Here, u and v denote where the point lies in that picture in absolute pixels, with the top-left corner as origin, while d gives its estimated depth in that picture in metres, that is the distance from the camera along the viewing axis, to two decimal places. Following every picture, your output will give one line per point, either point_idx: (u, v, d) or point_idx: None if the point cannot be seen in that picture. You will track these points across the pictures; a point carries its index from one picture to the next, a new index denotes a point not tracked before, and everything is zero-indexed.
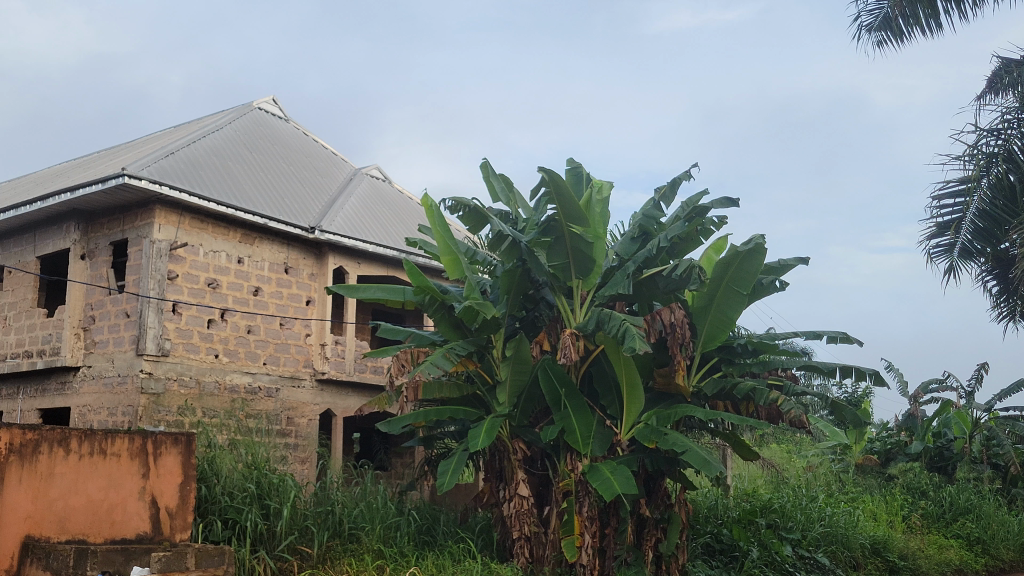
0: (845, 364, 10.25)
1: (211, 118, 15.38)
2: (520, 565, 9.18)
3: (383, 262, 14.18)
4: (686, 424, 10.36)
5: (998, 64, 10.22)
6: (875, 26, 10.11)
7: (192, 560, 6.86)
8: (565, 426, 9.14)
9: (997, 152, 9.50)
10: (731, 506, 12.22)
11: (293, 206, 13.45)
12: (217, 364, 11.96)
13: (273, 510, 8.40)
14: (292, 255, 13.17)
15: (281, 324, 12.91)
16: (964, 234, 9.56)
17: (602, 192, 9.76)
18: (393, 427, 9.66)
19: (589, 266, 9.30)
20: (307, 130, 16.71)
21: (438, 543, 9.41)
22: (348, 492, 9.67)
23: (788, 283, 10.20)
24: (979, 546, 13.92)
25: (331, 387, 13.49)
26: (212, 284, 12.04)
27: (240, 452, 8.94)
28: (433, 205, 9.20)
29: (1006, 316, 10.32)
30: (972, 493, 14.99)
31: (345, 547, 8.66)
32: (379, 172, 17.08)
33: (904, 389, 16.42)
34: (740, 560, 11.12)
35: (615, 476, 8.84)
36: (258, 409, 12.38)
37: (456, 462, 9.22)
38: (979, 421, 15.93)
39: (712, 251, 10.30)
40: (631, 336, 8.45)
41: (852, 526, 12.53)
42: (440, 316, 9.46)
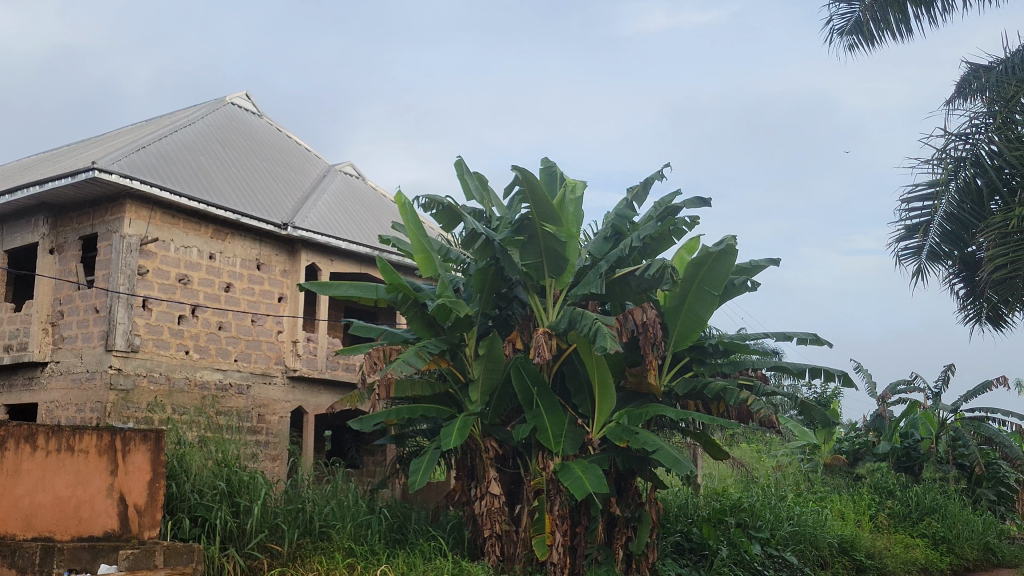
0: (815, 364, 10.33)
1: (183, 112, 15.26)
2: (490, 563, 9.19)
3: (356, 259, 14.15)
4: (657, 423, 10.44)
5: (966, 69, 10.01)
6: (846, 30, 9.93)
7: (161, 558, 6.84)
8: (537, 424, 9.17)
9: (965, 155, 9.01)
10: (701, 505, 12.30)
11: (265, 202, 13.38)
12: (187, 361, 11.87)
13: (243, 508, 8.36)
14: (264, 251, 13.09)
15: (252, 321, 12.82)
16: (931, 237, 9.24)
17: (575, 192, 9.79)
18: (364, 424, 9.62)
19: (562, 265, 9.30)
20: (280, 126, 16.61)
21: (409, 541, 9.40)
22: (319, 489, 9.62)
23: (759, 283, 10.27)
24: (944, 545, 14.10)
25: (302, 384, 13.45)
26: (183, 280, 11.96)
27: (210, 450, 8.87)
28: (407, 203, 9.18)
29: (972, 320, 9.93)
30: (938, 493, 15.17)
31: (316, 545, 8.60)
32: (353, 169, 17.01)
33: (872, 390, 16.60)
34: (710, 558, 11.19)
35: (586, 475, 8.86)
36: (228, 406, 12.29)
37: (428, 460, 9.19)
38: (946, 421, 16.09)
39: (684, 251, 10.36)
40: (603, 335, 8.48)
41: (820, 525, 12.64)
42: (412, 314, 9.44)
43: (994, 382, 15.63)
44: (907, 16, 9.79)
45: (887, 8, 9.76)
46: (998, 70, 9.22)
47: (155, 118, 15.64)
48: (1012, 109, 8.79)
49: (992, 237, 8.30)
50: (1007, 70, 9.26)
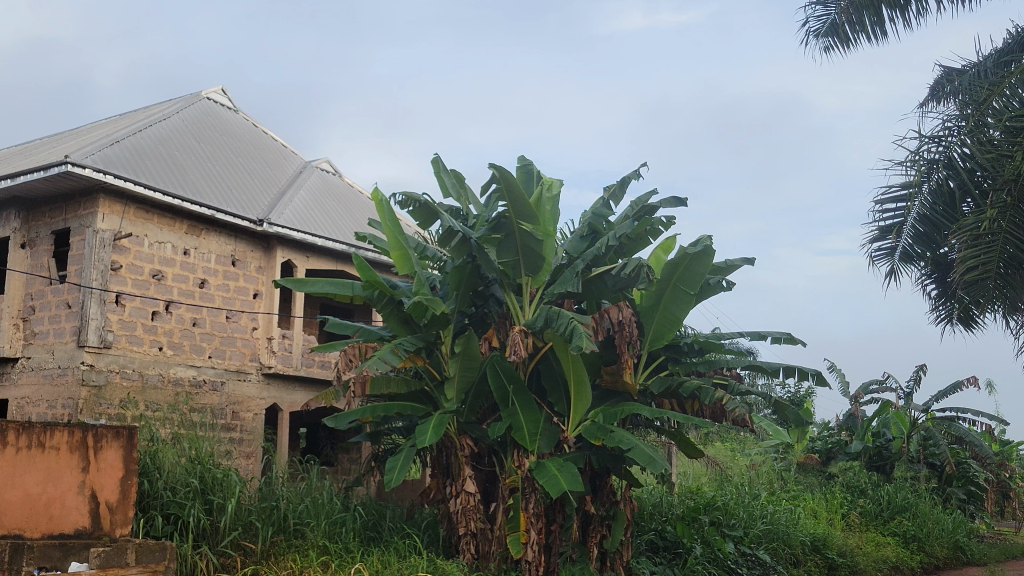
0: (788, 363, 10.39)
1: (158, 106, 15.14)
2: (465, 561, 9.19)
3: (332, 256, 14.11)
4: (632, 422, 10.48)
5: (941, 72, 9.92)
6: (821, 32, 9.39)
7: (133, 556, 6.77)
8: (513, 422, 9.16)
9: (937, 158, 8.57)
10: (675, 503, 12.34)
11: (241, 198, 13.30)
12: (161, 357, 11.79)
13: (216, 505, 8.31)
14: (239, 247, 13.01)
15: (227, 317, 12.74)
16: (905, 238, 8.80)
17: (552, 191, 9.80)
18: (339, 421, 9.57)
19: (538, 264, 9.30)
20: (255, 121, 16.51)
21: (384, 539, 9.39)
22: (294, 487, 9.57)
23: (734, 283, 10.32)
24: (915, 544, 14.25)
25: (277, 381, 13.39)
26: (158, 276, 11.87)
27: (183, 447, 8.82)
28: (383, 200, 9.14)
29: (943, 322, 9.51)
30: (909, 492, 15.33)
31: (289, 543, 8.56)
32: (329, 165, 16.95)
33: (845, 390, 16.75)
34: (684, 556, 11.24)
35: (562, 473, 8.86)
36: (203, 402, 12.22)
37: (403, 457, 9.15)
38: (917, 421, 16.31)
39: (661, 251, 10.39)
40: (579, 334, 8.49)
41: (793, 524, 12.73)
42: (389, 311, 9.42)
43: (965, 382, 15.83)
44: (884, 18, 9.20)
45: (862, 10, 9.18)
46: (970, 74, 9.03)
47: (129, 112, 15.51)
48: (984, 112, 8.38)
49: (963, 240, 8.12)
50: (980, 73, 9.11)
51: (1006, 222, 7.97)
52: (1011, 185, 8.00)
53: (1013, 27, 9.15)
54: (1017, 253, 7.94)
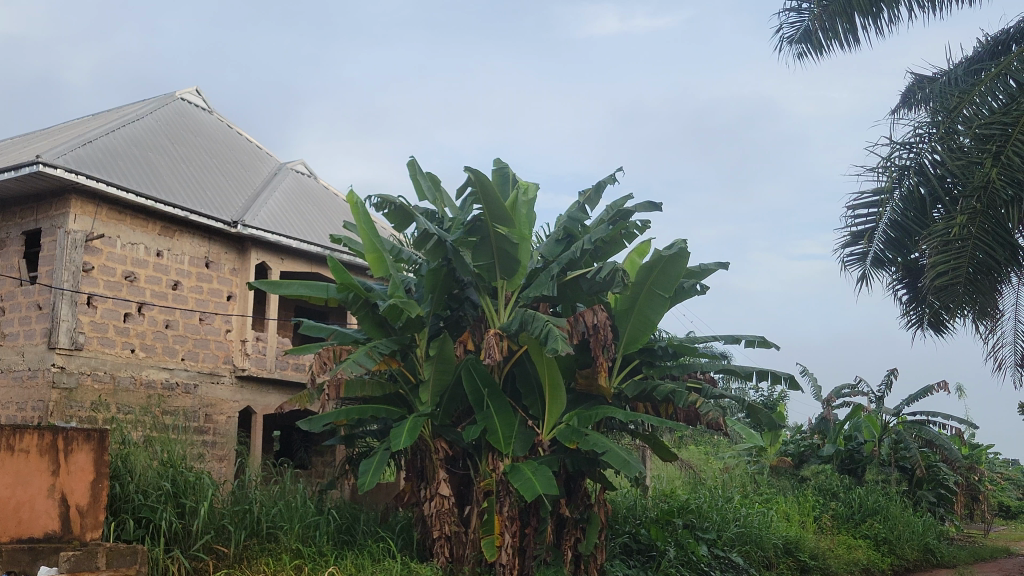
0: (762, 367, 10.46)
1: (131, 106, 15.02)
2: (439, 564, 9.17)
3: (307, 258, 14.07)
4: (606, 425, 10.51)
5: (912, 80, 10.03)
6: (795, 38, 9.34)
7: (103, 560, 6.72)
8: (487, 425, 9.16)
9: (909, 164, 8.62)
10: (649, 506, 12.38)
11: (215, 199, 13.23)
12: (133, 359, 11.69)
13: (188, 509, 8.25)
14: (213, 249, 12.93)
15: (200, 319, 12.66)
16: (877, 243, 8.87)
17: (527, 194, 9.84)
18: (313, 424, 9.53)
19: (514, 267, 9.30)
20: (230, 122, 16.42)
21: (358, 542, 9.35)
22: (267, 490, 9.51)
23: (708, 287, 10.36)
24: (885, 546, 14.39)
25: (250, 384, 13.31)
26: (130, 277, 11.77)
27: (155, 450, 8.74)
28: (359, 202, 9.12)
29: (914, 326, 9.57)
30: (880, 495, 15.47)
31: (262, 547, 8.50)
32: (305, 167, 16.90)
33: (817, 393, 16.90)
34: (657, 559, 11.27)
35: (536, 476, 8.87)
36: (175, 405, 12.12)
37: (378, 460, 9.12)
38: (888, 425, 16.54)
39: (636, 255, 10.44)
40: (554, 337, 8.51)
41: (766, 526, 12.82)
42: (364, 314, 9.40)
43: (936, 386, 16.04)
44: (857, 26, 9.17)
45: (836, 19, 9.14)
46: (942, 82, 9.13)
47: (101, 112, 15.38)
48: (955, 120, 8.36)
49: (933, 245, 8.13)
50: (950, 81, 9.21)
51: (975, 227, 7.97)
52: (980, 193, 7.94)
53: (982, 35, 9.29)
54: (986, 258, 8.01)
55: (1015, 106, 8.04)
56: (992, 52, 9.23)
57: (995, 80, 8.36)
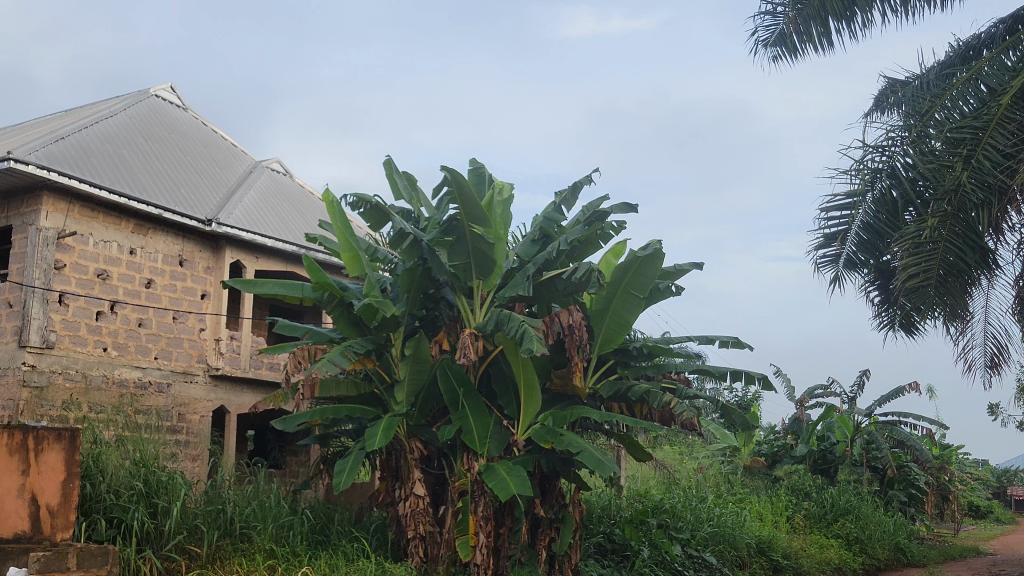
0: (736, 368, 10.51)
1: (105, 103, 14.88)
2: (413, 564, 9.16)
3: (282, 257, 14.01)
4: (582, 425, 10.53)
5: (884, 83, 10.11)
6: (769, 41, 9.38)
7: (74, 560, 6.63)
8: (462, 425, 9.16)
9: (881, 167, 8.64)
10: (624, 506, 12.41)
11: (189, 197, 13.14)
12: (105, 358, 11.60)
13: (161, 508, 8.20)
14: (187, 247, 12.85)
15: (174, 318, 12.58)
16: (849, 245, 8.91)
17: (503, 194, 9.85)
18: (287, 424, 9.49)
19: (489, 266, 9.30)
20: (204, 120, 16.31)
21: (332, 542, 9.32)
22: (240, 490, 9.45)
23: (682, 288, 10.43)
24: (857, 546, 14.52)
25: (224, 383, 13.24)
26: (102, 276, 11.68)
27: (127, 449, 8.67)
28: (334, 201, 9.09)
29: (885, 327, 9.59)
30: (852, 495, 15.61)
31: (235, 547, 8.46)
32: (280, 165, 16.83)
33: (791, 394, 17.04)
34: (631, 559, 11.31)
35: (511, 476, 8.88)
36: (148, 404, 12.03)
37: (352, 460, 9.09)
38: (861, 425, 16.68)
39: (611, 255, 10.48)
40: (529, 337, 8.52)
41: (739, 526, 12.89)
42: (339, 313, 9.36)
43: (907, 387, 16.21)
44: (831, 30, 9.23)
45: (810, 22, 9.18)
46: (914, 86, 9.22)
47: (74, 108, 15.23)
48: (927, 123, 8.40)
49: (905, 247, 8.16)
50: (922, 86, 9.29)
51: (946, 230, 8.05)
52: (951, 196, 8.00)
53: (953, 41, 9.40)
54: (957, 261, 8.09)
55: (985, 110, 8.10)
56: (963, 57, 9.34)
57: (967, 83, 8.40)
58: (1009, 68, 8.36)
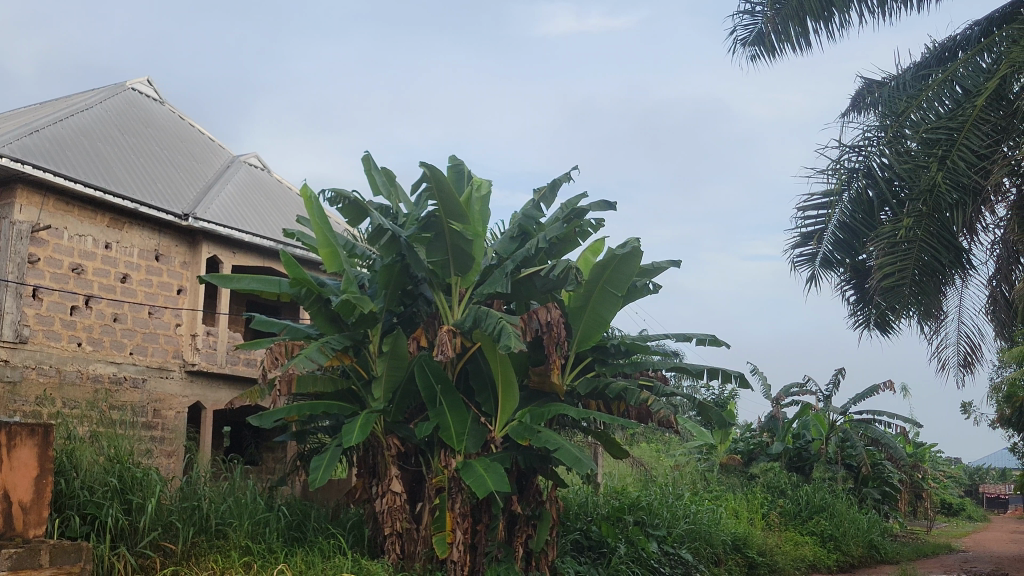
0: (712, 366, 10.55)
1: (81, 95, 14.75)
2: (389, 561, 9.15)
3: (259, 252, 13.94)
4: (559, 422, 10.55)
5: (861, 84, 10.16)
6: (747, 40, 9.43)
7: (46, 557, 6.56)
8: (440, 422, 9.14)
9: (858, 167, 8.72)
10: (601, 503, 12.43)
11: (165, 191, 13.04)
12: (79, 353, 11.49)
13: (135, 505, 8.15)
14: (163, 242, 12.77)
15: (149, 313, 12.49)
16: (825, 244, 8.98)
17: (482, 191, 9.85)
18: (264, 420, 9.46)
19: (467, 263, 9.29)
20: (181, 113, 16.20)
21: (308, 539, 9.29)
22: (216, 487, 9.39)
23: (660, 286, 10.45)
24: (831, 543, 14.63)
25: (200, 379, 13.17)
26: (77, 270, 11.57)
27: (102, 445, 8.60)
28: (312, 196, 9.05)
29: (861, 326, 9.63)
30: (826, 492, 15.73)
31: (211, 544, 8.41)
32: (258, 160, 16.74)
33: (767, 392, 17.16)
34: (608, 556, 11.34)
35: (489, 473, 8.87)
36: (122, 400, 11.93)
37: (329, 457, 9.05)
38: (835, 423, 16.86)
39: (589, 253, 10.49)
40: (507, 334, 8.53)
41: (715, 523, 12.96)
42: (316, 309, 9.33)
43: (881, 386, 16.37)
44: (809, 30, 9.27)
45: (789, 22, 9.21)
46: (890, 87, 9.28)
47: (49, 101, 15.08)
48: (903, 124, 8.51)
49: (880, 247, 8.27)
50: (898, 86, 9.36)
51: (921, 231, 8.11)
52: (926, 196, 8.08)
53: (929, 42, 9.48)
54: (931, 261, 8.14)
55: (960, 111, 8.19)
56: (939, 59, 9.42)
57: (942, 84, 8.50)
58: (984, 70, 8.47)
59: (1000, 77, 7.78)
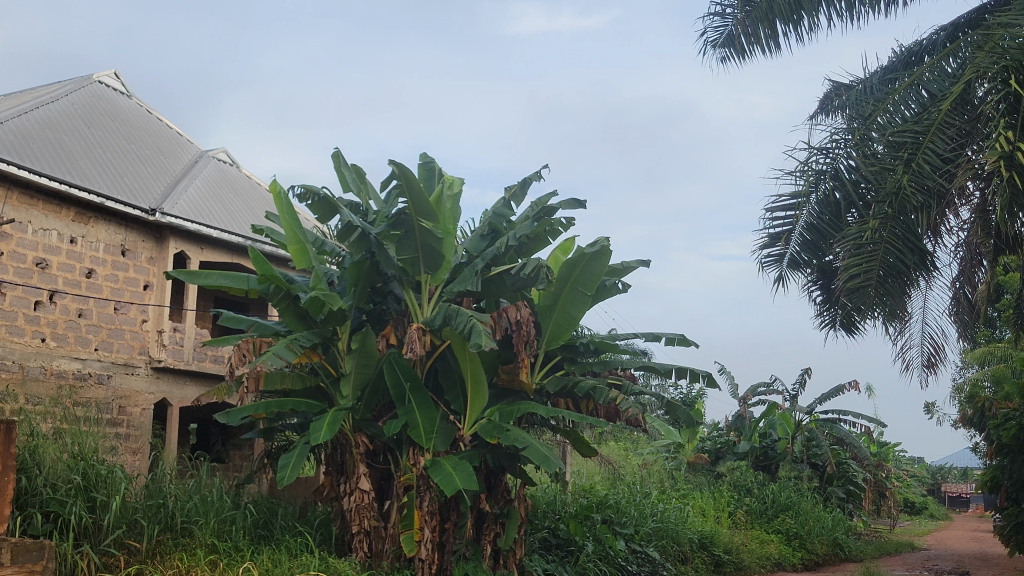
0: (681, 365, 10.59)
1: (46, 88, 14.55)
2: (357, 559, 9.14)
3: (227, 248, 13.82)
4: (528, 420, 10.58)
5: (829, 88, 10.26)
6: (718, 42, 9.48)
7: (8, 555, 6.53)
8: (408, 420, 9.13)
9: (826, 168, 8.85)
10: (569, 501, 12.46)
11: (132, 186, 12.90)
12: (43, 348, 11.35)
13: (99, 502, 8.06)
14: (130, 237, 12.64)
15: (115, 309, 12.35)
16: (793, 245, 9.03)
17: (453, 188, 9.85)
18: (231, 417, 9.38)
19: (437, 261, 9.28)
20: (148, 107, 16.03)
21: (275, 537, 9.24)
22: (182, 484, 9.31)
23: (629, 285, 10.49)
24: (796, 541, 14.78)
25: (167, 375, 13.05)
26: (41, 265, 11.43)
27: (65, 442, 8.49)
28: (282, 192, 8.99)
29: (826, 327, 9.70)
30: (792, 491, 15.87)
31: (176, 542, 8.34)
32: (227, 155, 16.61)
33: (734, 391, 17.29)
34: (575, 554, 11.37)
35: (457, 472, 8.87)
36: (87, 396, 11.79)
37: (297, 455, 8.99)
38: (801, 422, 17.09)
39: (559, 252, 10.52)
40: (478, 332, 8.52)
41: (682, 521, 13.05)
42: (284, 306, 9.29)
43: (847, 386, 16.55)
44: (779, 32, 9.33)
45: (758, 24, 9.28)
46: (858, 90, 9.38)
47: (14, 93, 14.87)
48: (869, 127, 8.63)
49: (847, 248, 8.34)
50: (866, 89, 9.49)
51: (887, 232, 8.13)
52: (892, 199, 8.10)
53: (896, 46, 9.61)
54: (897, 263, 8.14)
55: (925, 115, 8.30)
56: (906, 63, 9.55)
57: (908, 89, 8.64)
58: (949, 75, 8.60)
59: (965, 81, 7.86)
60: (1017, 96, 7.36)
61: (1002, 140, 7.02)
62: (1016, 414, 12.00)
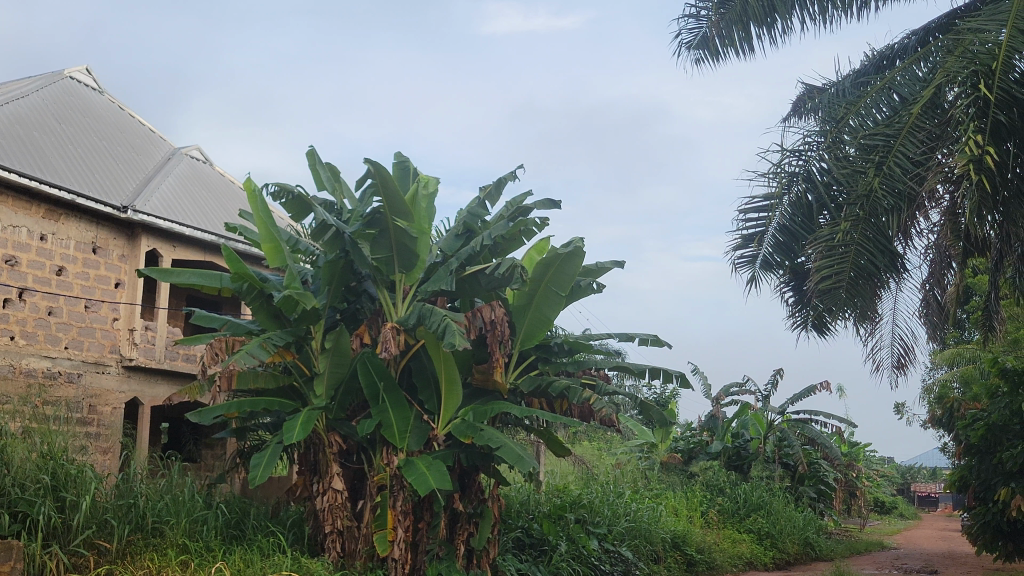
0: (654, 365, 10.63)
1: (16, 83, 14.37)
2: (329, 558, 9.11)
3: (200, 246, 13.73)
4: (502, 420, 10.57)
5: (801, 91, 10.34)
6: (693, 43, 9.53)
7: None
8: (382, 419, 9.10)
9: (798, 171, 8.91)
10: (542, 501, 12.46)
11: (103, 183, 12.79)
12: (12, 346, 11.22)
13: (69, 502, 7.99)
14: (101, 234, 12.52)
15: (86, 307, 12.23)
16: (766, 246, 9.07)
17: (428, 188, 9.84)
18: (203, 417, 9.32)
19: (412, 260, 9.27)
20: (121, 103, 15.87)
21: (247, 537, 9.19)
22: (154, 483, 9.23)
23: (604, 285, 10.53)
24: (768, 540, 14.89)
25: (138, 374, 12.95)
26: (11, 262, 11.29)
27: (34, 441, 8.38)
28: (256, 190, 8.94)
29: (799, 327, 9.79)
30: (764, 491, 15.99)
31: (147, 542, 8.26)
32: (200, 152, 16.50)
33: (707, 391, 17.40)
34: (548, 554, 11.39)
35: (431, 471, 8.85)
36: (56, 395, 11.66)
37: (270, 454, 8.94)
38: (774, 423, 17.27)
39: (534, 252, 10.54)
40: (452, 331, 8.51)
41: (655, 521, 13.12)
42: (258, 304, 9.24)
43: (818, 386, 16.68)
44: (752, 34, 9.39)
45: (732, 26, 9.33)
46: (830, 93, 9.48)
47: None
48: (841, 129, 8.72)
49: (820, 249, 8.40)
50: (838, 92, 9.58)
51: (858, 234, 8.19)
52: (863, 201, 8.16)
53: (868, 50, 9.71)
54: (869, 265, 8.18)
55: (897, 119, 8.39)
56: (877, 67, 9.65)
57: (880, 92, 8.75)
58: (919, 79, 8.73)
59: (935, 85, 7.93)
60: (987, 100, 7.43)
61: (972, 144, 7.10)
62: (983, 415, 12.15)
